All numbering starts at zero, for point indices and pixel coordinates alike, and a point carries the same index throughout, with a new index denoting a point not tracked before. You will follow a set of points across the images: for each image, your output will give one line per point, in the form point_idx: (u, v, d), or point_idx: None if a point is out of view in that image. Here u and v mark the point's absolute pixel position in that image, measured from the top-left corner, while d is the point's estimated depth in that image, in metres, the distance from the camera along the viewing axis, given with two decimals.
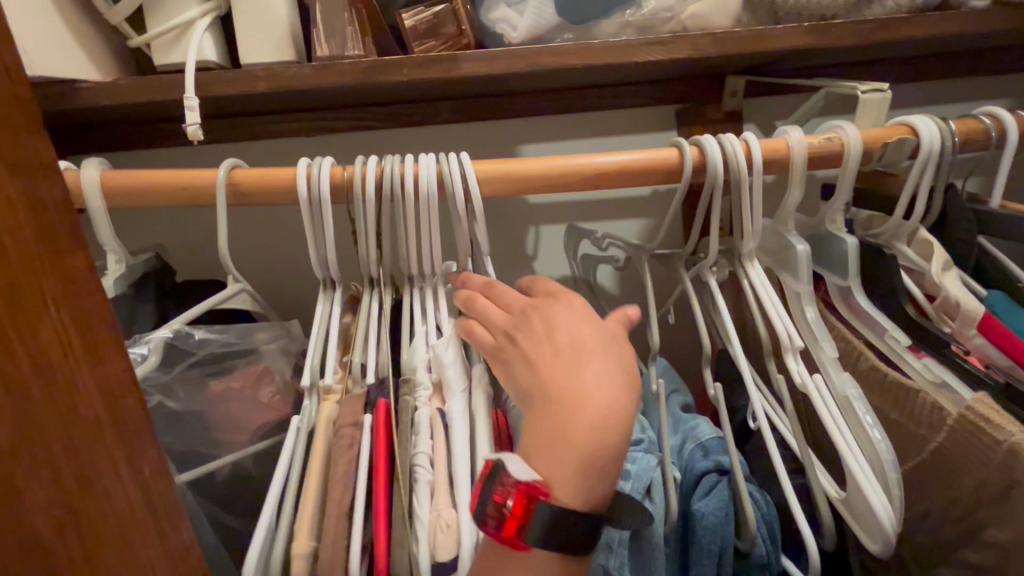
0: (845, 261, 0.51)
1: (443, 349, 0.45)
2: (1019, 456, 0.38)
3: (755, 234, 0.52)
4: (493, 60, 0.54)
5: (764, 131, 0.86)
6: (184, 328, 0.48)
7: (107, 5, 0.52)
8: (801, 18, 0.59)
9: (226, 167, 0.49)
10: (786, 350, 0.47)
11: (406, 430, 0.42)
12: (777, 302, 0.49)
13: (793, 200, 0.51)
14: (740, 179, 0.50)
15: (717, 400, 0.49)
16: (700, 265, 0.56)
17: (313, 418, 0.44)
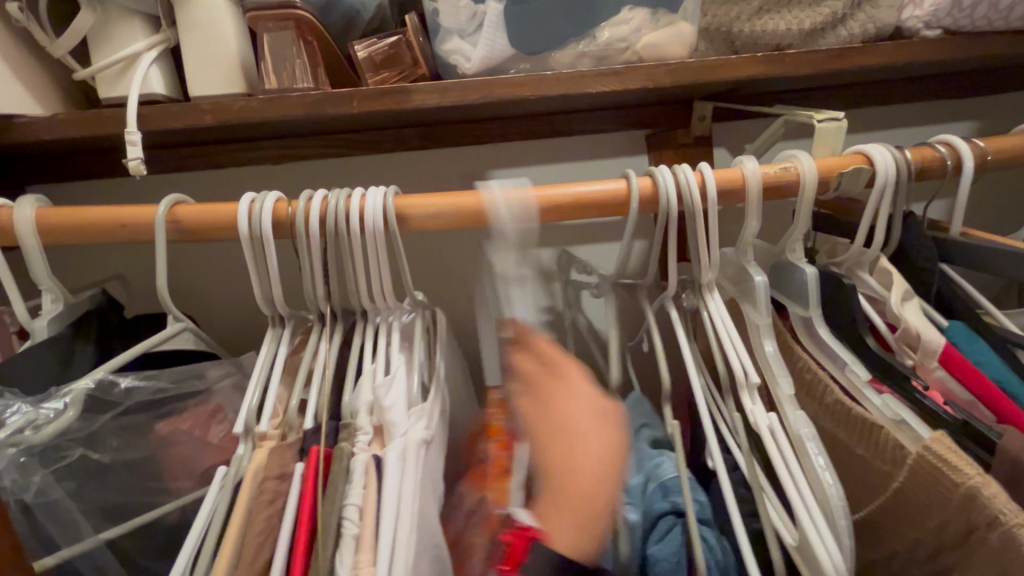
0: (805, 291, 0.50)
1: (386, 391, 0.44)
2: (976, 500, 0.35)
3: (713, 264, 0.51)
4: (445, 91, 0.53)
5: (734, 155, 0.86)
6: (108, 376, 0.45)
7: (50, 39, 0.51)
8: (757, 47, 0.59)
9: (166, 204, 0.48)
10: (742, 386, 0.46)
11: (340, 480, 0.40)
12: (736, 337, 0.48)
13: (752, 230, 0.50)
14: (695, 210, 0.49)
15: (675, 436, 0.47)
16: (665, 295, 0.54)
17: (241, 469, 0.42)
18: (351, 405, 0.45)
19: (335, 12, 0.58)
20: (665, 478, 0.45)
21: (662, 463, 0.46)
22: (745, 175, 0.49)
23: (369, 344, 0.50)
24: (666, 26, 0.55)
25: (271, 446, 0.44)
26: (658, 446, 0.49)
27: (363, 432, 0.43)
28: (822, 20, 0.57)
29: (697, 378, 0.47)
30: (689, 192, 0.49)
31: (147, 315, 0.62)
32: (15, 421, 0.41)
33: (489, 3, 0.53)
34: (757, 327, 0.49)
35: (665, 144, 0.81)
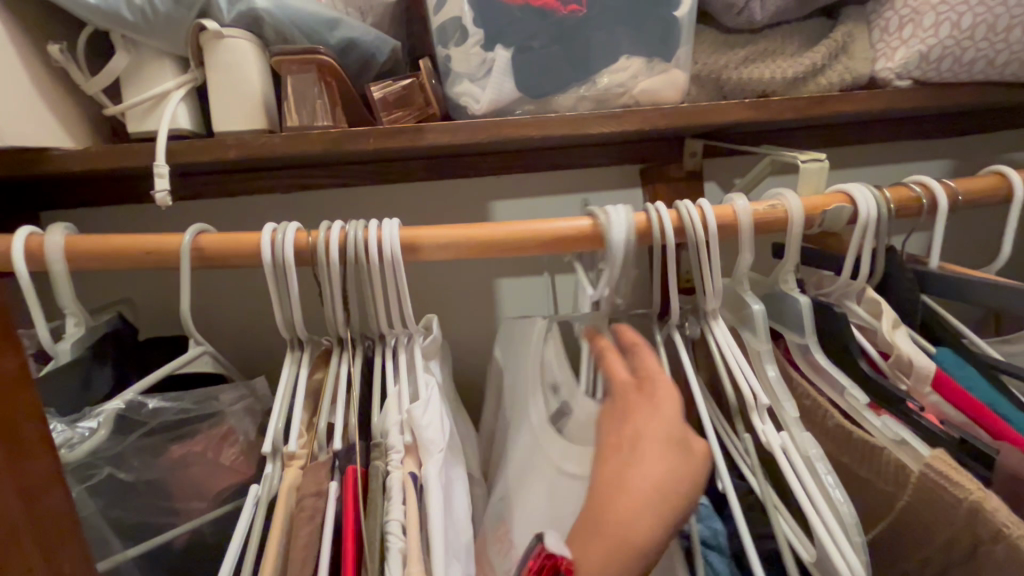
0: (799, 320, 0.52)
1: (421, 411, 0.47)
2: (980, 515, 0.37)
3: (715, 294, 0.54)
4: (456, 131, 0.57)
5: (723, 189, 0.90)
6: (138, 396, 0.47)
7: (84, 77, 0.54)
8: (745, 93, 0.64)
9: (192, 233, 0.51)
10: (751, 408, 0.48)
11: (379, 495, 0.43)
12: (744, 365, 0.50)
13: (744, 263, 0.53)
14: (700, 242, 0.52)
15: None
16: (666, 323, 0.57)
17: (273, 486, 0.46)
18: (382, 425, 0.48)
19: (353, 54, 0.63)
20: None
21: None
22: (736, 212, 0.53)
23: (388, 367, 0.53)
24: (660, 73, 0.60)
25: (300, 465, 0.47)
26: None
27: (396, 450, 0.45)
28: (805, 70, 0.61)
29: (704, 402, 0.49)
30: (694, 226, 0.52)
31: (160, 337, 0.64)
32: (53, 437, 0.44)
33: (497, 51, 0.57)
34: (758, 353, 0.51)
35: (657, 179, 0.85)
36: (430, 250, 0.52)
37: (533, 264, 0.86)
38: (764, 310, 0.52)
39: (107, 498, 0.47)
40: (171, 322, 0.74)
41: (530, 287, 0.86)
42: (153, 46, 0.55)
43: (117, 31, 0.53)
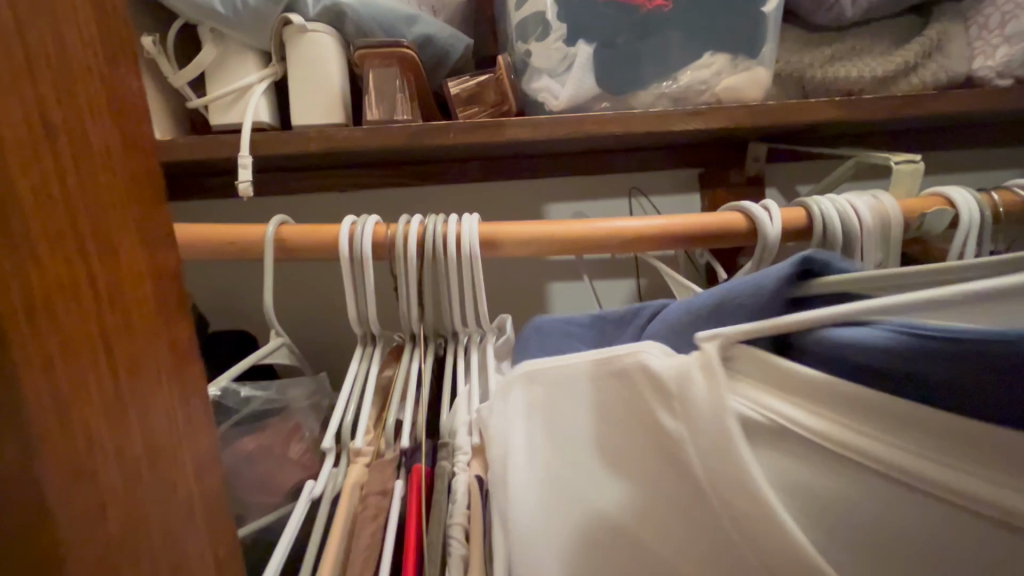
0: None
1: (491, 410, 0.44)
2: None
3: None
4: (534, 126, 0.56)
5: (786, 196, 0.87)
6: (229, 387, 0.49)
7: (173, 71, 0.55)
8: (829, 92, 0.62)
9: (276, 223, 0.50)
10: None
11: (443, 498, 0.41)
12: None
13: (870, 260, 0.51)
14: (850, 242, 0.51)
15: None
16: None
17: (337, 483, 0.44)
18: (450, 424, 0.47)
19: (428, 50, 0.63)
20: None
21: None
22: (868, 211, 0.51)
23: (459, 364, 0.52)
24: (744, 70, 0.58)
25: (365, 462, 0.45)
26: None
27: (465, 452, 0.44)
28: (896, 68, 0.59)
29: None
30: (842, 226, 0.51)
31: (227, 331, 0.64)
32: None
33: (579, 46, 0.56)
34: None
35: (717, 183, 0.83)
36: (509, 246, 0.51)
37: (587, 268, 0.84)
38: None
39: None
40: (230, 316, 0.74)
41: (585, 293, 0.84)
42: (239, 39, 0.56)
43: (206, 23, 0.54)
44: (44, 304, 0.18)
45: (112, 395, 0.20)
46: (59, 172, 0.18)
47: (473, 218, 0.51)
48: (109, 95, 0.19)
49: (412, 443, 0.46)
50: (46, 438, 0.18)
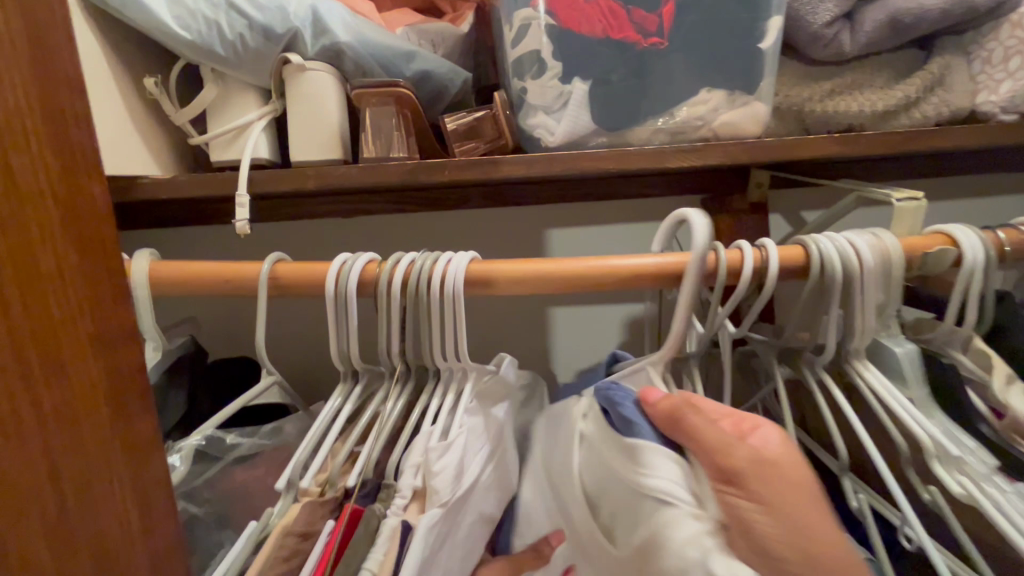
0: (901, 368, 0.51)
1: (438, 457, 0.44)
2: None
3: (831, 331, 0.52)
4: (530, 163, 0.56)
5: (790, 223, 0.86)
6: (216, 432, 0.48)
7: (174, 109, 0.56)
8: (829, 126, 0.61)
9: (270, 261, 0.51)
10: (929, 457, 0.46)
11: (363, 543, 0.40)
12: (914, 410, 0.48)
13: (869, 300, 0.50)
14: (850, 281, 0.50)
15: (862, 513, 0.47)
16: (806, 361, 0.55)
17: (271, 523, 0.43)
18: (398, 464, 0.46)
19: (428, 85, 0.63)
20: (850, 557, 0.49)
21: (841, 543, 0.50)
22: (868, 251, 0.50)
23: (433, 406, 0.51)
24: (741, 106, 0.58)
25: (313, 502, 0.45)
26: None
27: (402, 499, 0.43)
28: (896, 102, 0.59)
29: (876, 451, 0.46)
30: (841, 265, 0.50)
31: (228, 360, 0.65)
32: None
33: (575, 83, 0.56)
34: (919, 399, 0.50)
35: (720, 210, 0.83)
36: (504, 284, 0.51)
37: (588, 296, 0.83)
38: (912, 354, 0.51)
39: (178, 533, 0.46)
40: (232, 344, 0.75)
41: (585, 321, 0.84)
42: (240, 78, 0.57)
43: (208, 64, 0.55)
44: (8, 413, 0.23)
45: (123, 425, 0.27)
46: (57, 275, 0.24)
47: (465, 257, 0.51)
48: (77, 198, 0.25)
49: (361, 481, 0.46)
50: (6, 491, 0.23)
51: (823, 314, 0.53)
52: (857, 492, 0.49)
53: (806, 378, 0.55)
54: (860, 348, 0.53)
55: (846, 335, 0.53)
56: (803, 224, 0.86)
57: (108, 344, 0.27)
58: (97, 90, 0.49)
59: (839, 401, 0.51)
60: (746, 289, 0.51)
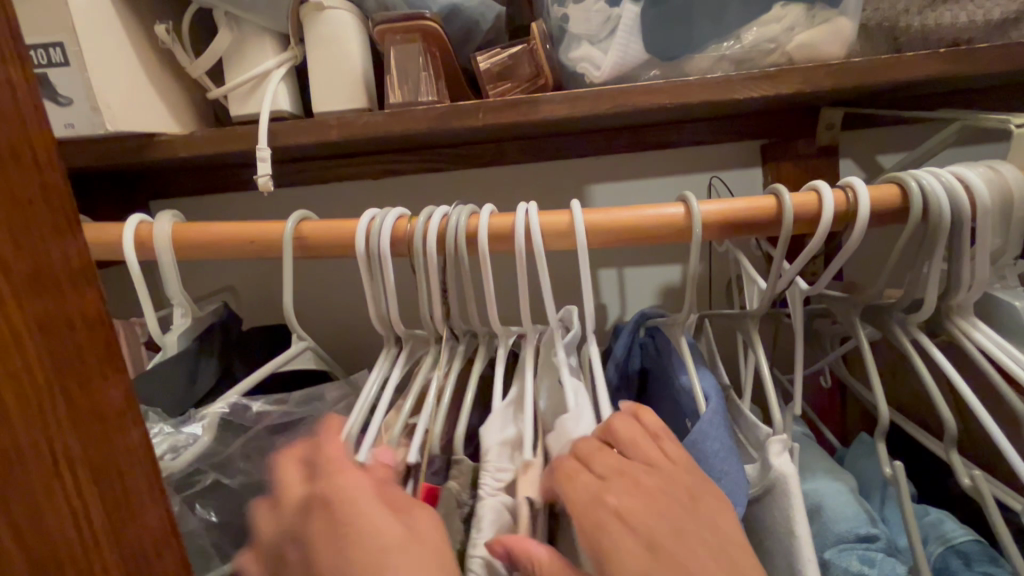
0: (1022, 327, 0.43)
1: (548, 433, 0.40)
2: None
3: (933, 287, 0.44)
4: (575, 101, 0.50)
5: (867, 169, 0.75)
6: (242, 400, 0.44)
7: (189, 59, 0.53)
8: (930, 43, 0.52)
9: (295, 220, 0.47)
10: None
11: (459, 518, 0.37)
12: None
13: (986, 248, 0.42)
14: (959, 223, 0.42)
15: (977, 493, 0.40)
16: (898, 318, 0.48)
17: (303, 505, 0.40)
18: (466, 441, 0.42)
19: (457, 21, 0.57)
20: (955, 539, 0.43)
21: (943, 522, 0.45)
22: (984, 188, 0.42)
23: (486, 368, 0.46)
24: (823, 24, 0.49)
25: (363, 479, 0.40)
26: (917, 501, 0.48)
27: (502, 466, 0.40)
28: (1019, 8, 0.49)
29: (994, 419, 0.40)
30: (948, 203, 0.42)
31: (260, 329, 0.63)
32: (161, 443, 0.41)
33: (624, 5, 0.49)
34: None
35: (783, 156, 0.72)
36: (549, 238, 0.46)
37: (635, 256, 0.77)
38: None
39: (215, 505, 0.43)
40: (266, 311, 0.73)
41: (632, 283, 0.78)
42: (254, 22, 0.52)
43: (220, 6, 0.50)
44: (79, 404, 0.20)
45: (119, 421, 0.22)
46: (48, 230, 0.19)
47: (522, 209, 0.46)
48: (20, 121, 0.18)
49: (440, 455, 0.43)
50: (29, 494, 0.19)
51: (921, 263, 0.45)
52: (971, 470, 0.43)
53: (897, 338, 0.48)
54: (970, 305, 0.45)
55: (948, 287, 0.45)
56: (881, 169, 0.75)
57: (65, 323, 0.20)
58: (105, 37, 0.46)
59: (940, 361, 0.44)
60: (825, 236, 0.43)
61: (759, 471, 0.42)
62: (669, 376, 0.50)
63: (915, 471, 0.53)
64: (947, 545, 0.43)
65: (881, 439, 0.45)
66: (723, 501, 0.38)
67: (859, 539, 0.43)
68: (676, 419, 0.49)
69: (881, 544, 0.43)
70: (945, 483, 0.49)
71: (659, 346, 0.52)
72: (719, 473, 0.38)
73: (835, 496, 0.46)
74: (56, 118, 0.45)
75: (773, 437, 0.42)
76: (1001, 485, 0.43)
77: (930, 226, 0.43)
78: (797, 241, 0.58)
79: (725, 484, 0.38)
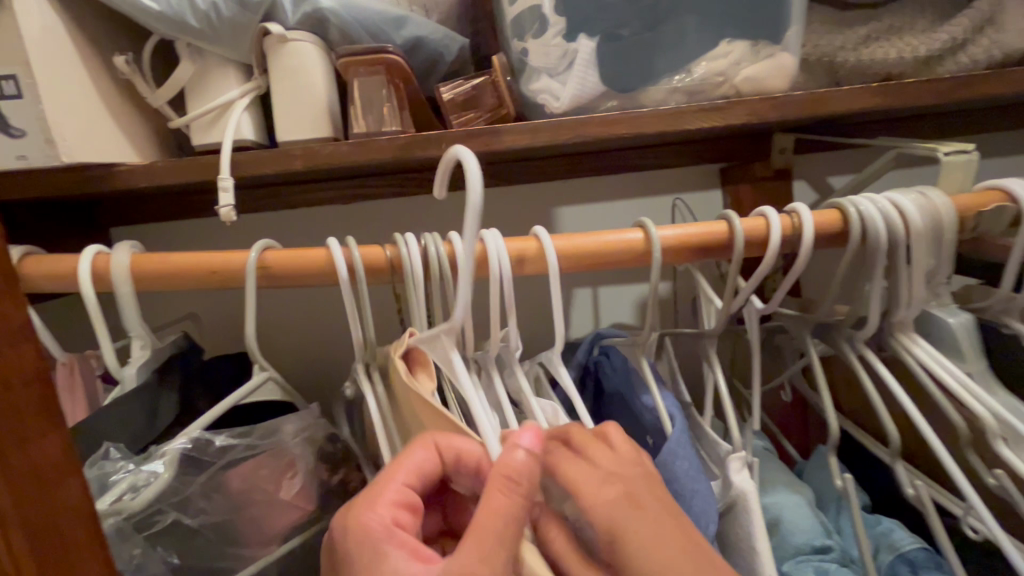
0: (957, 343, 0.46)
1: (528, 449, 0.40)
2: None
3: (875, 304, 0.46)
4: (535, 132, 0.51)
5: (817, 189, 0.79)
6: (203, 434, 0.43)
7: (150, 90, 0.53)
8: (864, 77, 0.55)
9: (258, 249, 0.47)
10: (993, 436, 0.42)
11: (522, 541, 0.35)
12: (969, 385, 0.44)
13: (921, 269, 0.46)
14: (895, 245, 0.45)
15: (920, 502, 0.43)
16: (848, 334, 0.50)
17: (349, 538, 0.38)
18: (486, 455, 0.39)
19: (421, 52, 0.59)
20: (904, 547, 0.45)
21: (893, 531, 0.47)
22: (918, 212, 0.45)
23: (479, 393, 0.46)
24: (767, 59, 0.52)
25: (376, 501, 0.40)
26: (869, 511, 0.50)
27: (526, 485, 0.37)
28: (941, 46, 0.53)
29: (933, 432, 0.42)
30: (885, 226, 0.45)
31: (224, 358, 0.61)
32: (120, 483, 0.40)
33: (580, 40, 0.51)
34: (978, 374, 0.45)
35: (741, 178, 0.75)
36: (514, 265, 0.47)
37: (602, 275, 0.79)
38: (967, 324, 0.46)
39: (174, 548, 0.42)
40: (231, 339, 0.72)
41: (600, 303, 0.79)
42: (217, 53, 0.52)
43: (181, 38, 0.51)
44: None
45: None
46: None
47: (490, 235, 0.47)
48: None
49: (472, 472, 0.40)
50: None
51: (864, 282, 0.47)
52: (914, 480, 0.45)
53: (845, 354, 0.50)
54: (910, 321, 0.48)
55: (890, 304, 0.48)
56: (831, 190, 0.79)
57: None
58: (60, 69, 0.45)
59: (883, 377, 0.47)
60: (774, 259, 0.46)
61: (722, 488, 0.43)
62: (629, 396, 0.51)
63: (868, 481, 0.55)
64: (896, 554, 0.45)
65: (833, 451, 0.47)
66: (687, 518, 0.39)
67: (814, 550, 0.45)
68: (634, 436, 0.50)
69: (835, 554, 0.45)
70: (894, 493, 0.52)
71: (616, 365, 0.53)
72: (686, 493, 0.39)
73: (794, 508, 0.48)
74: (7, 150, 0.44)
75: (733, 454, 0.43)
76: (944, 494, 0.46)
77: (869, 248, 0.46)
78: (753, 260, 0.60)
79: (693, 501, 0.39)
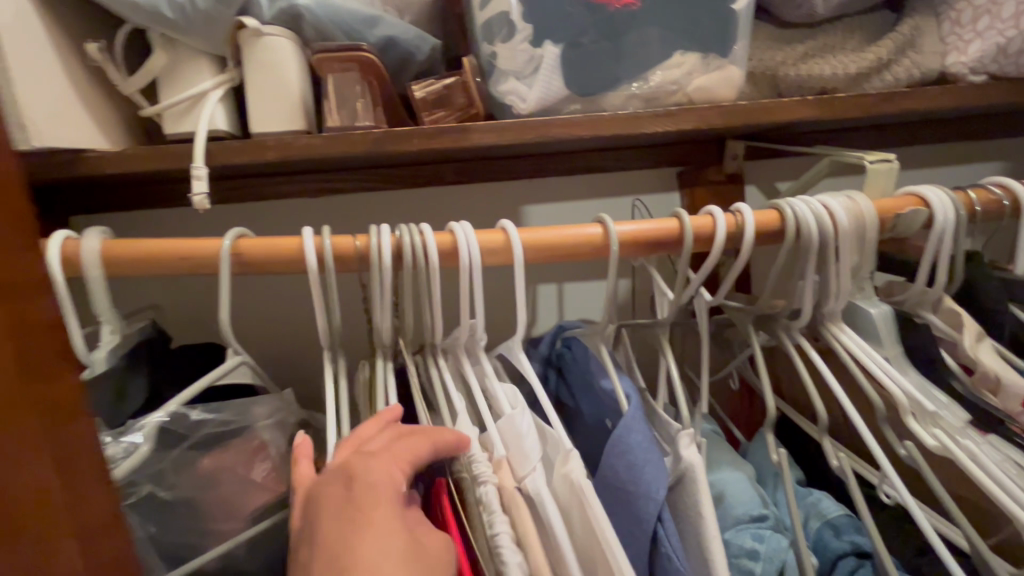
0: (877, 331, 0.51)
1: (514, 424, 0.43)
2: None
3: (808, 296, 0.51)
4: (503, 131, 0.54)
5: (765, 194, 0.86)
6: (180, 409, 0.44)
7: (121, 77, 0.53)
8: (802, 90, 0.61)
9: (231, 236, 0.48)
10: (906, 413, 0.47)
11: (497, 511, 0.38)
12: (888, 369, 0.49)
13: (848, 264, 0.51)
14: (825, 242, 0.50)
15: (843, 472, 0.48)
16: (783, 323, 0.55)
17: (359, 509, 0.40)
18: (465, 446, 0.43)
19: (394, 51, 0.61)
20: (830, 514, 0.51)
21: (820, 500, 0.52)
22: (844, 213, 0.50)
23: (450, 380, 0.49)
24: (716, 70, 0.57)
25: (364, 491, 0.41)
26: (801, 485, 0.56)
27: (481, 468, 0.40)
28: (869, 65, 0.59)
29: (854, 408, 0.47)
30: (816, 225, 0.50)
31: (193, 346, 0.62)
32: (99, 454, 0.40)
33: (546, 46, 0.55)
34: (893, 358, 0.50)
35: (695, 182, 0.80)
36: (480, 256, 0.50)
37: (567, 271, 0.82)
38: (885, 314, 0.51)
39: (151, 520, 0.44)
40: (198, 330, 0.72)
41: (564, 298, 0.83)
42: (191, 44, 0.53)
43: (156, 28, 0.51)
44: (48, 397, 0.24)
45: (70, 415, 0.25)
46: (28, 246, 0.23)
47: (461, 227, 0.50)
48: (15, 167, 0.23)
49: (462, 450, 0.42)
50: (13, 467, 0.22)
51: (799, 277, 0.52)
52: (839, 452, 0.50)
53: (782, 342, 0.55)
54: (838, 311, 0.53)
55: (821, 296, 0.53)
56: (778, 195, 0.85)
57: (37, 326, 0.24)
58: (34, 53, 0.46)
59: (815, 364, 0.52)
60: (720, 254, 0.50)
61: (672, 463, 0.47)
62: (589, 381, 0.54)
63: (801, 460, 0.61)
64: (823, 521, 0.50)
65: (771, 429, 0.52)
66: (644, 486, 0.42)
67: (753, 519, 0.49)
68: (595, 420, 0.54)
69: (770, 522, 0.49)
70: (824, 469, 0.57)
71: (577, 356, 0.56)
72: (641, 462, 0.43)
73: (737, 482, 0.52)
74: None
75: (683, 432, 0.47)
76: (864, 465, 0.51)
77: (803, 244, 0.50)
78: (702, 256, 0.65)
79: (647, 470, 0.43)
